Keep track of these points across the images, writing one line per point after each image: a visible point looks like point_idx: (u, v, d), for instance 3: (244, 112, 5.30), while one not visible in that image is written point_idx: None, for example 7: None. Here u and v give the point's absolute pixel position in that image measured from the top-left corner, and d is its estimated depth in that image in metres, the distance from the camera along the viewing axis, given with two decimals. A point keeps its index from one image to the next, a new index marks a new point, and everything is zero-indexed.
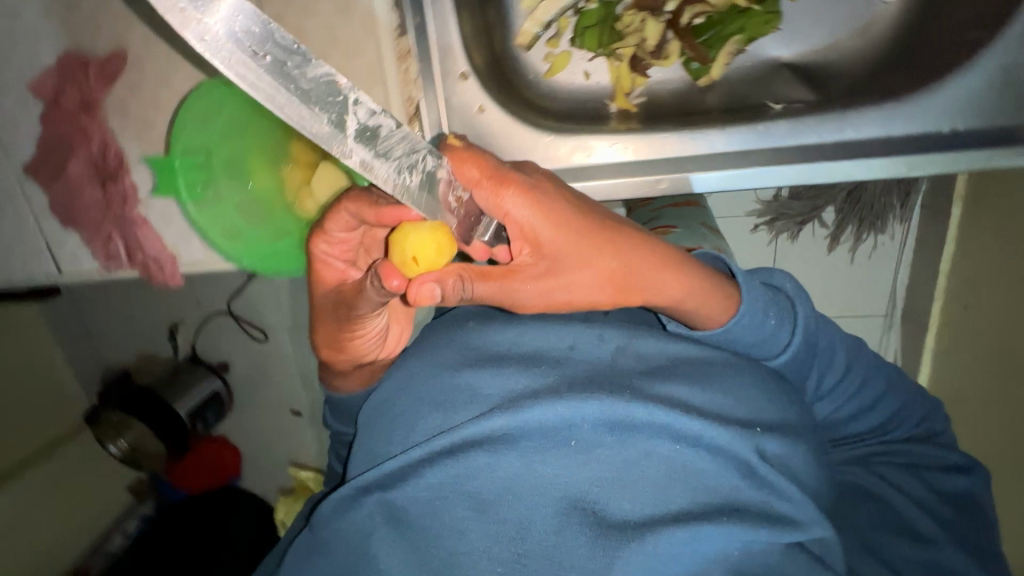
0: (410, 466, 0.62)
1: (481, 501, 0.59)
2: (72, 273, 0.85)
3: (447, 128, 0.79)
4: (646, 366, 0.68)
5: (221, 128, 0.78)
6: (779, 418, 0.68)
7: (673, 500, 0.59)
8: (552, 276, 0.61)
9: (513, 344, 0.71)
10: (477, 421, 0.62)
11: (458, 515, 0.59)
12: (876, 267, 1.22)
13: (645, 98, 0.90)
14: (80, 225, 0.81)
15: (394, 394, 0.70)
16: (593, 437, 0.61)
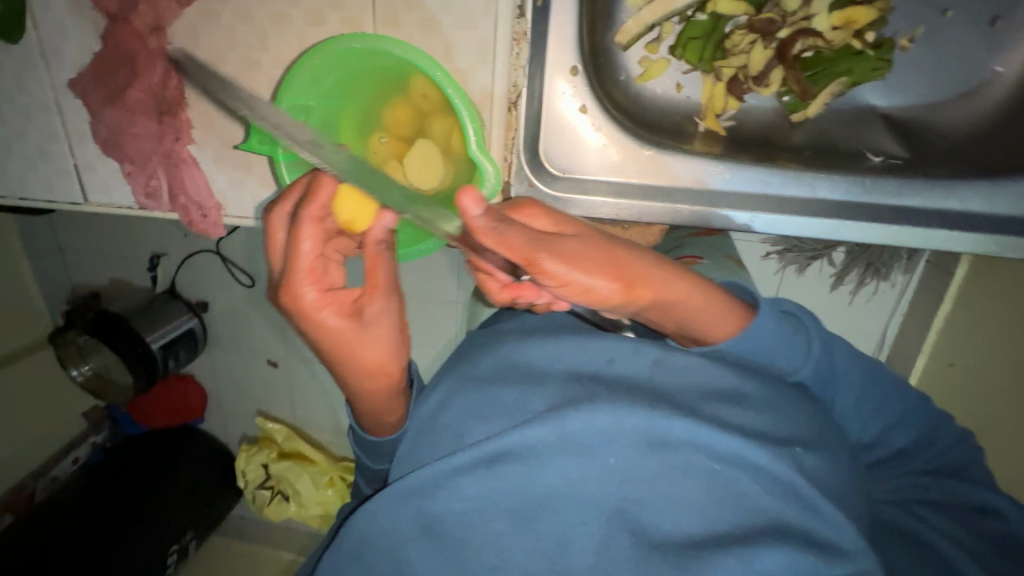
0: (446, 474, 0.60)
1: (522, 515, 0.58)
2: (98, 201, 0.80)
3: (540, 123, 0.74)
4: (682, 374, 0.63)
5: (328, 88, 0.62)
6: (815, 439, 0.62)
7: (714, 520, 0.56)
8: (568, 257, 0.56)
9: (548, 356, 0.66)
10: (512, 431, 0.59)
11: (497, 528, 0.58)
12: (868, 314, 1.13)
13: (734, 122, 0.86)
14: (122, 154, 0.75)
15: (432, 409, 0.67)
16: (634, 459, 0.57)
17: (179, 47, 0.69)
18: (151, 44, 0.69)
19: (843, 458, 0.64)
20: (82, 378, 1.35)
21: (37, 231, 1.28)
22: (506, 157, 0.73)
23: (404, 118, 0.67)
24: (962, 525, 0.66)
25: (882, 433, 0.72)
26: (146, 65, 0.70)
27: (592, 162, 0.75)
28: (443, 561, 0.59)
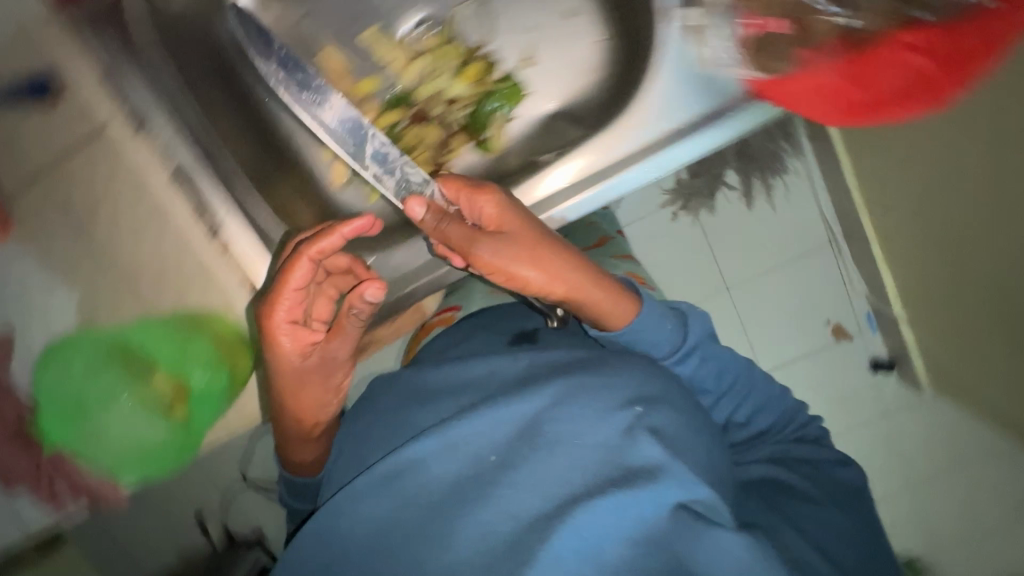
0: (372, 478, 0.89)
1: (422, 493, 0.86)
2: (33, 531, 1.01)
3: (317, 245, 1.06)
4: (528, 377, 0.97)
5: (80, 372, 0.96)
6: (656, 397, 0.92)
7: (573, 484, 0.81)
8: (510, 242, 0.92)
9: (447, 381, 1.03)
10: (416, 441, 0.90)
11: (384, 512, 0.86)
12: (724, 224, 1.51)
13: (463, 169, 1.23)
14: (20, 489, 0.98)
15: (378, 421, 1.02)
16: (504, 447, 0.87)
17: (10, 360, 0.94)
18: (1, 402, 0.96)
19: (677, 399, 0.94)
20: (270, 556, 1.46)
21: (86, 549, 1.28)
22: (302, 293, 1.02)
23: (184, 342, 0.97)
24: (798, 474, 1.02)
25: (749, 414, 1.10)
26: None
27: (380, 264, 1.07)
28: (373, 524, 0.86)
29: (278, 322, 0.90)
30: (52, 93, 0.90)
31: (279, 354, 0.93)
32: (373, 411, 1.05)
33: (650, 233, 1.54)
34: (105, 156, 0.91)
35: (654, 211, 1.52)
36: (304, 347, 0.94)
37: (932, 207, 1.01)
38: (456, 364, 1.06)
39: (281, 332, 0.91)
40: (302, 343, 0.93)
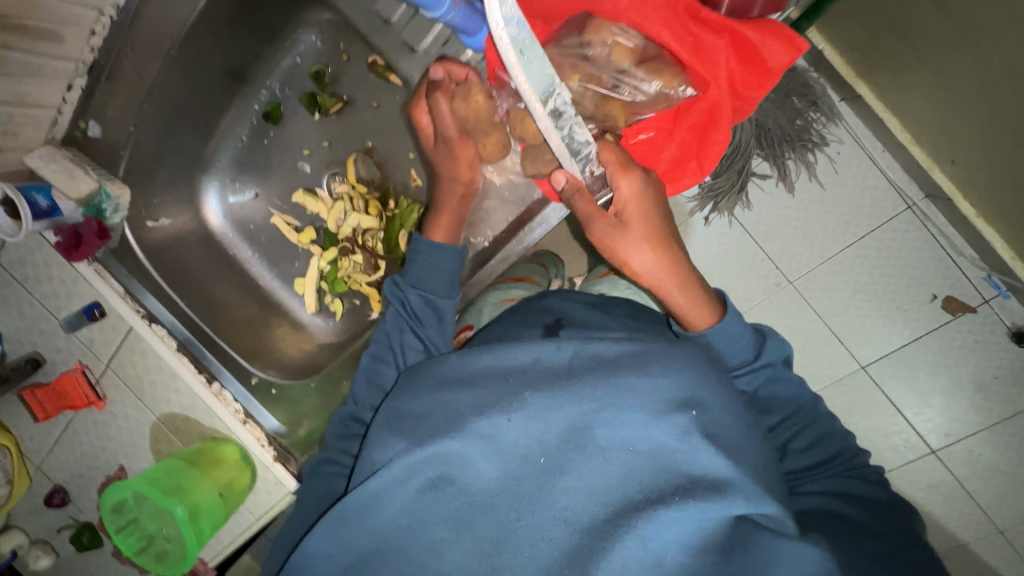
0: (569, 446, 0.59)
1: (654, 471, 0.57)
2: (131, 466, 1.01)
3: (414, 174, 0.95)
4: (601, 360, 0.64)
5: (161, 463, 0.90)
6: (709, 396, 0.64)
7: (629, 493, 0.56)
8: (698, 132, 0.76)
9: (488, 367, 0.66)
10: (630, 391, 0.60)
11: (438, 536, 0.59)
12: (836, 184, 1.17)
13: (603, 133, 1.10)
14: (111, 410, 0.98)
15: (479, 351, 0.69)
16: (557, 451, 0.59)
17: (30, 284, 0.93)
18: (23, 318, 0.96)
19: (733, 407, 0.66)
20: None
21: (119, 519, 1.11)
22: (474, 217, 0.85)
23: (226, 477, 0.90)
24: None
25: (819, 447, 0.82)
26: (56, 355, 0.97)
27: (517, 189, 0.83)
28: (562, 521, 0.56)
29: (630, 181, 0.70)
30: (267, 122, 0.98)
31: (643, 215, 0.71)
32: (397, 414, 0.66)
33: (771, 215, 1.22)
34: (283, 170, 1.01)
35: (759, 189, 1.22)
36: (609, 219, 0.71)
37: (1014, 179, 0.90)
38: (600, 315, 0.92)
39: (629, 192, 0.70)
40: (650, 221, 0.71)
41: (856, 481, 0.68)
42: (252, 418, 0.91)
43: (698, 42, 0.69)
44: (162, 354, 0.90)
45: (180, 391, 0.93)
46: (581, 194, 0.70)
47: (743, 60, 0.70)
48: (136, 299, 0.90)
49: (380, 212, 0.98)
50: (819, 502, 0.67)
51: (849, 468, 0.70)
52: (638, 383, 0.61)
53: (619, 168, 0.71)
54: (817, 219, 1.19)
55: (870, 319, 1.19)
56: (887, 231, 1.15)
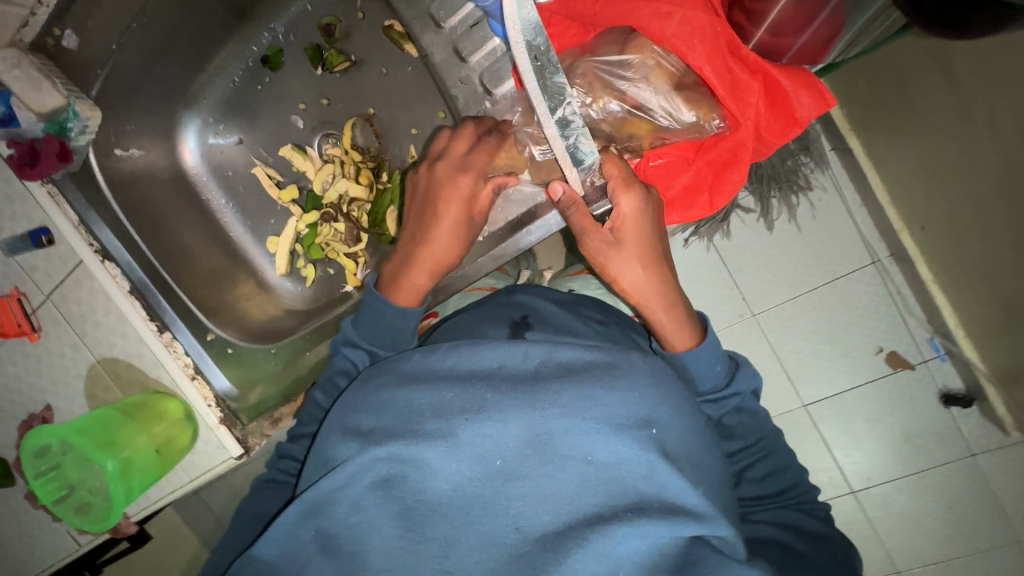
0: (526, 456, 0.60)
1: (608, 485, 0.59)
2: (59, 406, 0.94)
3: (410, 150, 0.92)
4: (566, 368, 0.66)
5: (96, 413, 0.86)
6: (673, 416, 0.65)
7: (582, 505, 0.59)
8: (716, 168, 0.78)
9: (451, 367, 0.67)
10: (592, 404, 0.61)
11: (389, 534, 0.61)
12: (815, 228, 1.21)
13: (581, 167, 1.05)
14: (45, 345, 0.92)
15: (444, 346, 0.70)
16: (512, 460, 0.60)
17: None
18: None
19: (698, 431, 0.68)
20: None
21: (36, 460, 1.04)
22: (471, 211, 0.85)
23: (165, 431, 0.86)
24: None
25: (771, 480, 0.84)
26: None
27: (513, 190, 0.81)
28: (514, 529, 0.58)
29: (629, 200, 0.71)
30: (265, 67, 0.93)
31: (637, 235, 0.72)
32: (355, 408, 0.67)
33: (748, 248, 1.26)
34: (273, 120, 0.95)
35: (740, 222, 1.26)
36: (603, 235, 0.72)
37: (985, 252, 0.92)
38: (576, 322, 0.91)
39: (626, 210, 0.71)
40: (644, 241, 0.72)
41: (799, 514, 0.71)
42: (200, 375, 0.88)
43: (735, 81, 0.69)
44: (111, 295, 0.84)
45: (126, 336, 0.87)
46: (576, 209, 0.72)
47: (772, 104, 0.71)
48: (90, 231, 0.83)
49: (371, 182, 0.94)
50: (766, 531, 0.69)
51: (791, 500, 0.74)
52: (601, 394, 0.62)
53: (617, 185, 0.70)
54: (790, 260, 1.24)
55: (822, 364, 1.25)
56: (854, 282, 1.19)
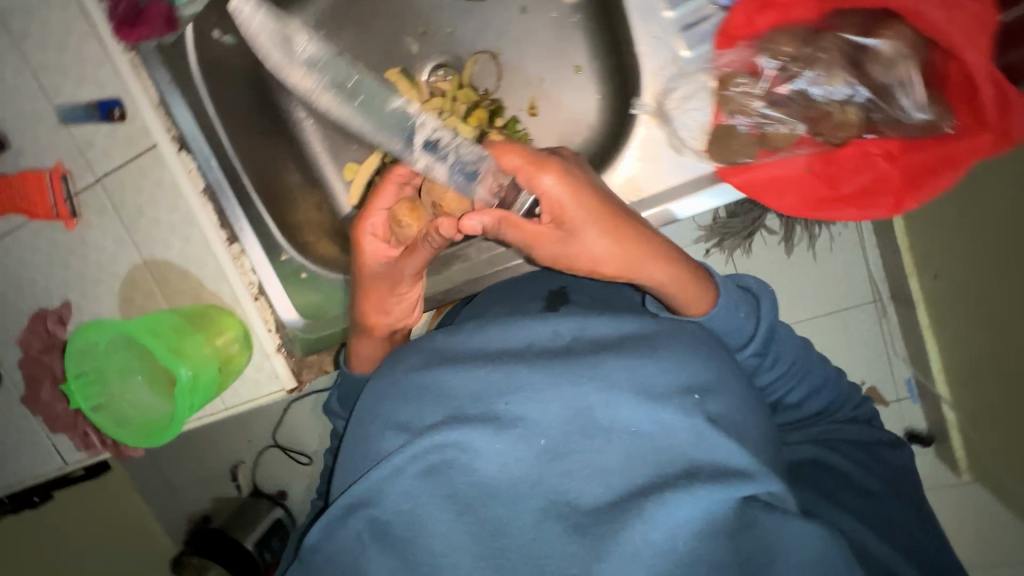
0: (571, 427, 0.58)
1: (660, 457, 0.57)
2: (83, 305, 0.84)
3: (531, 100, 0.83)
4: (600, 342, 0.65)
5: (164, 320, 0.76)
6: (714, 379, 0.64)
7: (634, 477, 0.56)
8: (921, 168, 0.67)
9: (477, 346, 0.67)
10: (627, 370, 0.60)
11: (441, 520, 0.57)
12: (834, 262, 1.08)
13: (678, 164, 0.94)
14: (80, 234, 0.81)
15: (478, 326, 0.69)
16: (557, 434, 0.58)
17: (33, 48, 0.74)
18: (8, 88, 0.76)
19: (744, 394, 0.66)
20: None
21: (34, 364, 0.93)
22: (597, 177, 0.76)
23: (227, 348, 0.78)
24: None
25: None
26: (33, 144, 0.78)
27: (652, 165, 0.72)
28: (566, 509, 0.55)
29: (556, 180, 0.62)
30: None
31: (582, 222, 0.62)
32: (385, 394, 0.66)
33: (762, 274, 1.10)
34: (383, 36, 0.86)
35: (761, 245, 1.10)
36: (551, 231, 0.64)
37: (978, 302, 0.83)
38: None
39: (555, 190, 0.61)
40: (592, 213, 0.62)
41: (847, 491, 0.68)
42: (264, 296, 0.81)
43: (992, 78, 0.58)
44: (183, 190, 0.76)
45: (186, 239, 0.78)
46: (505, 224, 0.64)
47: (1000, 109, 0.58)
48: (169, 113, 0.75)
49: (479, 125, 0.83)
50: (810, 499, 0.68)
51: (838, 464, 0.70)
52: (635, 363, 0.61)
53: (535, 177, 0.63)
54: (818, 294, 1.09)
55: None
56: (860, 325, 1.08)
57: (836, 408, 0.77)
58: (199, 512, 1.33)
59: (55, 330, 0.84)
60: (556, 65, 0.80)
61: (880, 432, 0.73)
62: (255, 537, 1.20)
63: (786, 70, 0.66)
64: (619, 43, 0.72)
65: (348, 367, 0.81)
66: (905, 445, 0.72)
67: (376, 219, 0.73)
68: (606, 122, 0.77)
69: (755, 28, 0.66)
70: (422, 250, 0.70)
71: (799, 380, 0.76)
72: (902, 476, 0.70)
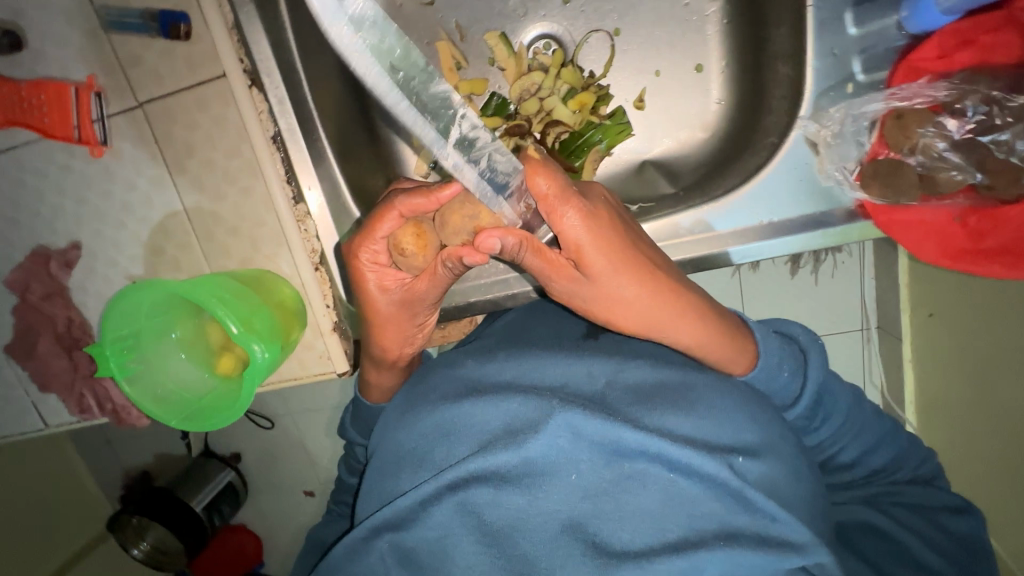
0: (606, 476, 0.53)
1: (699, 514, 0.52)
2: (97, 250, 0.71)
3: (638, 93, 0.77)
4: (639, 388, 0.59)
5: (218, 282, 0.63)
6: (765, 441, 0.58)
7: (669, 528, 0.51)
8: None
9: (509, 379, 0.62)
10: (665, 421, 0.55)
11: (469, 551, 0.54)
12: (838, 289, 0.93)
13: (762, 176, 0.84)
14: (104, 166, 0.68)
15: (511, 361, 0.64)
16: (592, 477, 0.53)
17: None
18: None
19: (794, 457, 0.61)
20: (140, 556, 1.15)
21: None
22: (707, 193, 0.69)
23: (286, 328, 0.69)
24: None
25: None
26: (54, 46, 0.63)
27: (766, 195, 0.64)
28: (595, 564, 0.51)
29: (579, 219, 0.50)
30: None
31: (619, 271, 0.53)
32: (408, 428, 0.62)
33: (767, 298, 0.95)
34: None
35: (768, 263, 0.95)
36: (566, 267, 0.54)
37: (978, 391, 0.76)
38: None
39: (577, 227, 0.51)
40: (620, 262, 0.52)
41: (891, 561, 0.60)
42: (324, 267, 0.71)
43: None
44: (250, 135, 0.65)
45: (246, 192, 0.67)
46: (528, 248, 0.52)
47: None
48: (246, 41, 0.64)
49: (581, 110, 0.77)
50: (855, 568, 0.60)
51: (884, 525, 0.63)
52: (673, 414, 0.56)
53: (554, 206, 0.50)
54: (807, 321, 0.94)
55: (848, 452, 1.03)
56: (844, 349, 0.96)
57: (896, 467, 0.68)
58: (138, 467, 1.22)
59: (59, 273, 0.72)
60: (676, 58, 0.75)
61: (944, 495, 0.65)
62: (204, 500, 1.11)
63: (989, 119, 0.56)
64: (761, 51, 0.67)
65: (363, 398, 0.74)
66: (971, 512, 0.64)
67: (376, 244, 0.57)
68: (726, 129, 0.73)
69: (955, 66, 0.56)
70: (444, 276, 0.56)
71: (851, 438, 0.68)
72: (966, 552, 0.61)
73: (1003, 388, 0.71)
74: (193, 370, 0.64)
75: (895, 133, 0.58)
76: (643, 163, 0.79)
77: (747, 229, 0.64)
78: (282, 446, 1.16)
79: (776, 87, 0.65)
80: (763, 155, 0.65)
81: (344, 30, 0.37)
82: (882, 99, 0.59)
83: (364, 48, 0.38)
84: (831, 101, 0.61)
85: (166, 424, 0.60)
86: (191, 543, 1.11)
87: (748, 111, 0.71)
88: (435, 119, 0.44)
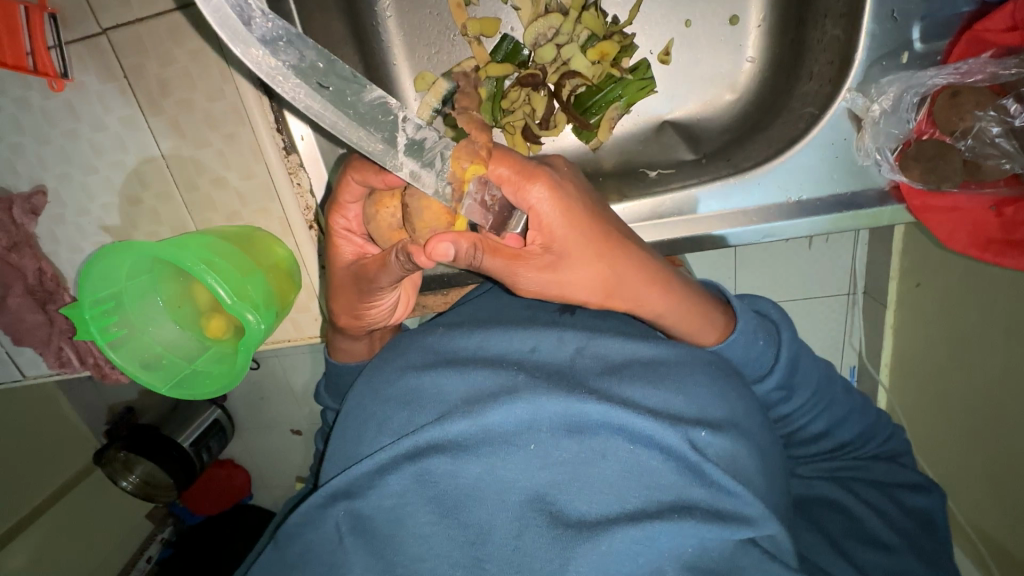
0: (564, 438, 0.47)
1: (660, 485, 0.46)
2: (66, 195, 0.65)
3: (666, 46, 0.70)
4: (609, 363, 0.52)
5: (207, 243, 0.58)
6: (728, 417, 0.51)
7: (629, 498, 0.45)
8: None
9: (475, 350, 0.55)
10: (633, 392, 0.50)
11: (422, 523, 0.47)
12: (828, 259, 0.87)
13: None
14: (65, 97, 0.59)
15: (473, 334, 0.57)
16: (549, 440, 0.47)
17: None
18: None
19: (758, 433, 0.54)
20: (130, 489, 1.12)
21: None
22: (738, 167, 0.64)
23: (285, 285, 0.65)
24: None
25: None
26: None
27: (785, 172, 0.61)
28: (547, 539, 0.43)
29: (546, 193, 0.43)
30: None
31: (584, 256, 0.46)
32: (365, 395, 0.55)
33: (761, 270, 0.88)
34: None
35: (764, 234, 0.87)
36: (537, 257, 0.45)
37: (965, 366, 0.73)
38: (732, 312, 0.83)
39: (545, 205, 0.43)
40: (586, 239, 0.45)
41: (853, 541, 0.55)
42: (319, 226, 0.66)
43: None
44: (232, 73, 0.58)
45: (229, 139, 0.61)
46: (484, 250, 0.43)
47: None
48: None
49: (602, 61, 0.69)
50: (813, 545, 0.55)
51: (855, 504, 0.57)
52: (643, 387, 0.50)
53: (516, 185, 0.43)
54: (797, 282, 0.88)
55: None
56: (827, 317, 0.92)
57: (863, 441, 0.61)
58: (122, 403, 1.18)
59: (22, 219, 0.65)
60: (711, 8, 0.68)
61: (907, 469, 0.59)
62: (189, 436, 1.09)
63: None
64: (807, 9, 0.62)
65: (332, 361, 0.67)
66: (933, 487, 0.58)
67: (346, 213, 0.53)
68: (759, 94, 0.68)
69: None
70: (393, 267, 0.49)
71: (826, 418, 0.61)
72: (921, 525, 0.56)
73: (982, 357, 0.70)
74: (182, 333, 0.61)
75: (948, 113, 0.55)
76: (664, 123, 0.72)
77: (770, 208, 0.62)
78: (272, 399, 1.15)
79: (822, 49, 0.60)
80: (798, 127, 0.62)
81: (261, 53, 0.35)
82: (936, 75, 0.56)
83: (286, 71, 0.36)
84: (882, 70, 0.57)
85: (158, 391, 0.58)
86: (182, 482, 1.08)
87: (785, 74, 0.65)
88: (381, 126, 0.41)
